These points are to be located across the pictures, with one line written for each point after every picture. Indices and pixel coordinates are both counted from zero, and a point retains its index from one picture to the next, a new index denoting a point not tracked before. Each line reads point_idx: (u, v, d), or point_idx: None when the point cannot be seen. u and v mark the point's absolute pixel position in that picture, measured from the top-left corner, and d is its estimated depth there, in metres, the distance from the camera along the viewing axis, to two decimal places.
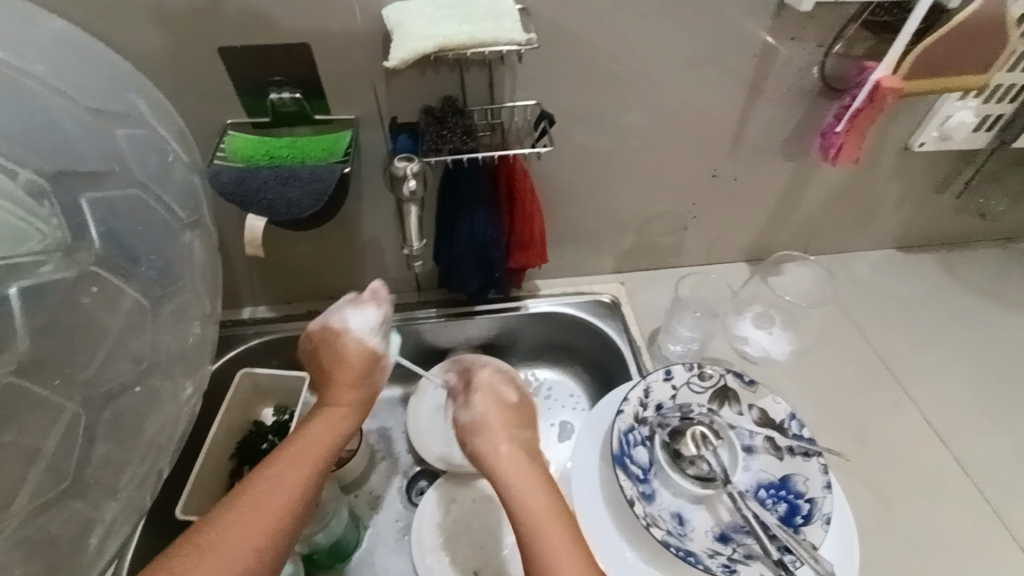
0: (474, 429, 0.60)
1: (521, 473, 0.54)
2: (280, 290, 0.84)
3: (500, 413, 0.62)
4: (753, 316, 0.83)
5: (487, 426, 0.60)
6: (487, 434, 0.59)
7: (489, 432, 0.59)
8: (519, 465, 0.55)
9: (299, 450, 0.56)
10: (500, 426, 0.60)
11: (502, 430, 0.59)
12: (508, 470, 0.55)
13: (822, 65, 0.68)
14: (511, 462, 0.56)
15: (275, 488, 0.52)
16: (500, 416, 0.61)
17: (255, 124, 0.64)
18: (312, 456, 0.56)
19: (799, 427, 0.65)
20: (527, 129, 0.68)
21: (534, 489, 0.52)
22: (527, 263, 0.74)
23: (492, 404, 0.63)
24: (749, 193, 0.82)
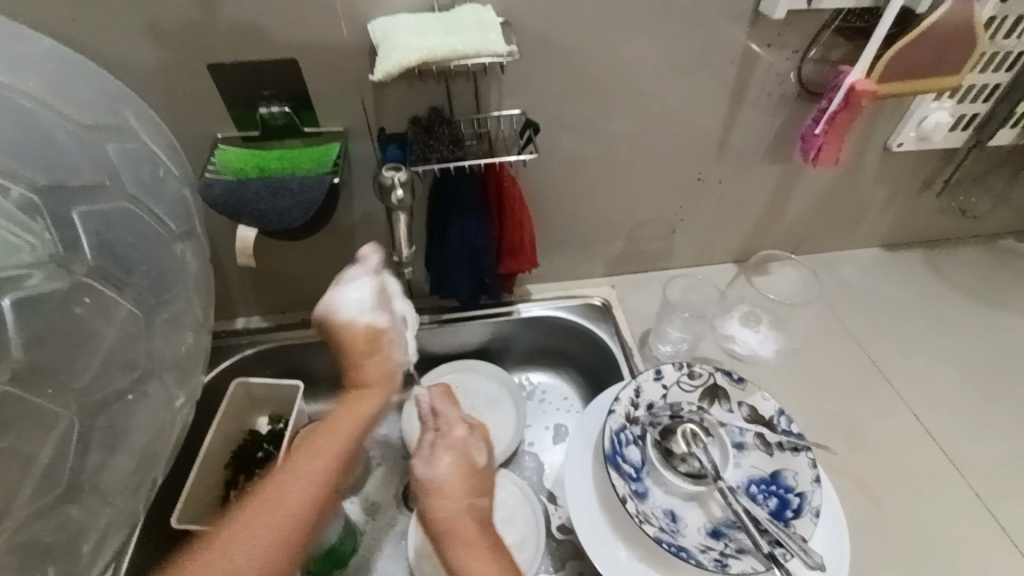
0: (432, 494, 0.57)
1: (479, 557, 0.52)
2: (274, 299, 0.85)
3: (461, 480, 0.58)
4: (740, 315, 0.85)
5: (446, 496, 0.57)
6: (444, 500, 0.57)
7: (444, 496, 0.57)
8: (470, 545, 0.53)
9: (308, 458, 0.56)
10: (456, 493, 0.57)
11: (459, 498, 0.57)
12: (463, 546, 0.53)
13: (799, 70, 0.70)
14: (461, 534, 0.54)
15: (288, 499, 0.53)
16: (461, 480, 0.58)
17: (245, 137, 0.65)
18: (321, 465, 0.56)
19: (787, 423, 0.66)
20: (513, 137, 0.70)
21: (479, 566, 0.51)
22: (517, 268, 0.75)
23: (456, 465, 0.59)
24: (735, 195, 0.84)
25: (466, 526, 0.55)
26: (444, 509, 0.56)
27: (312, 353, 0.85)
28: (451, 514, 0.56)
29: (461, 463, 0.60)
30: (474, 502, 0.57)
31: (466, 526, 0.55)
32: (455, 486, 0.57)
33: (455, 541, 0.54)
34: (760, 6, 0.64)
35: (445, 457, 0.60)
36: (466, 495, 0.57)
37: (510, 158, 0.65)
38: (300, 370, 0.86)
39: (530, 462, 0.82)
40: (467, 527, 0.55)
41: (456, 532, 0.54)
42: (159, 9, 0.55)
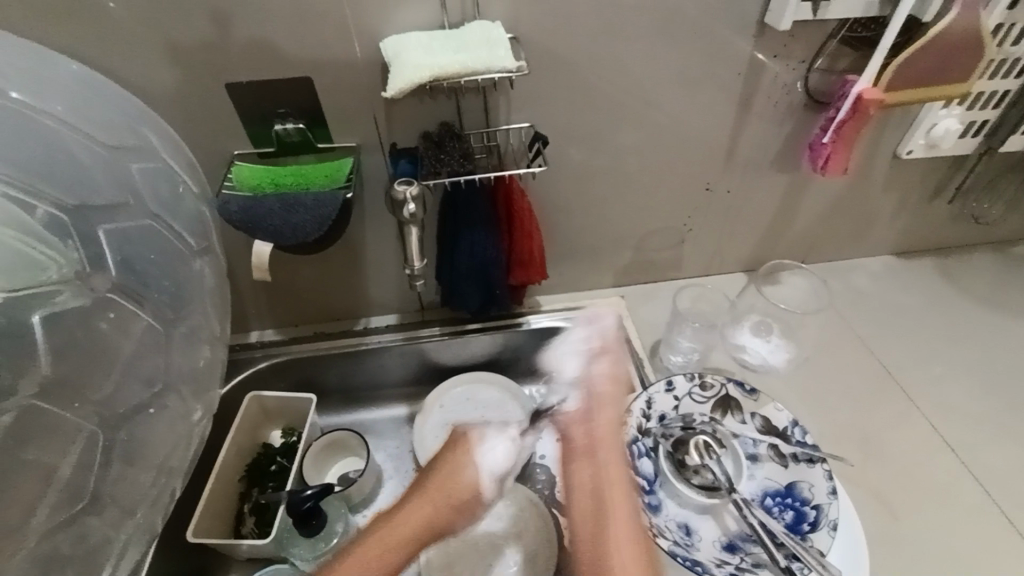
0: (574, 436, 0.55)
1: (629, 536, 0.50)
2: (288, 313, 0.86)
3: (615, 415, 0.56)
4: (750, 324, 0.82)
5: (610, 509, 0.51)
6: (596, 427, 0.55)
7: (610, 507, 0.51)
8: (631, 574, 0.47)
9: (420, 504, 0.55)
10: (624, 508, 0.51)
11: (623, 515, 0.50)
12: (614, 493, 0.51)
13: (806, 79, 0.70)
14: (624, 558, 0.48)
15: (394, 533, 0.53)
16: (615, 416, 0.56)
17: (261, 154, 0.66)
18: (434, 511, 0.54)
19: (802, 434, 0.66)
20: (522, 150, 0.70)
21: None
22: (527, 279, 0.76)
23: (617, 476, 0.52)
24: (744, 205, 0.84)
25: (618, 475, 0.52)
26: (597, 433, 0.54)
27: (324, 366, 0.86)
28: (609, 449, 0.53)
29: (615, 396, 0.58)
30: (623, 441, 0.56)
31: (618, 475, 0.52)
32: (608, 441, 0.54)
33: (606, 478, 0.52)
34: (764, 18, 0.64)
35: (605, 385, 0.58)
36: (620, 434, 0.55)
37: (520, 171, 0.65)
38: (312, 383, 0.87)
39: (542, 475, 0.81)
40: (618, 468, 0.53)
41: (610, 474, 0.52)
42: (179, 33, 0.57)
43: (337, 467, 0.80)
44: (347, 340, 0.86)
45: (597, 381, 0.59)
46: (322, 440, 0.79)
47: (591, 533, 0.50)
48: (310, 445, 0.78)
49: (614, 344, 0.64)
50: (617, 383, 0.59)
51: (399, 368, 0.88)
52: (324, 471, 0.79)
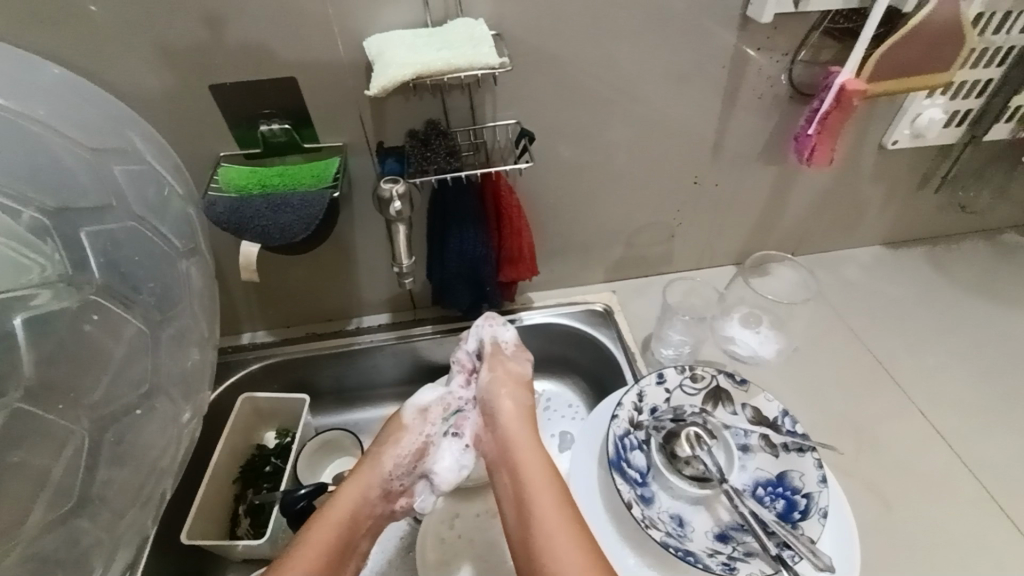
0: (497, 420, 0.68)
1: (552, 510, 0.57)
2: (279, 314, 0.86)
3: (521, 419, 0.68)
4: (740, 318, 0.83)
5: (529, 470, 0.62)
6: (509, 434, 0.66)
7: (525, 467, 0.62)
8: (560, 517, 0.56)
9: (326, 517, 0.62)
10: (541, 471, 0.61)
11: (542, 475, 0.61)
12: (531, 482, 0.60)
13: (790, 72, 0.70)
14: (544, 504, 0.58)
15: (315, 535, 0.60)
16: (520, 421, 0.67)
17: (247, 155, 0.66)
18: (342, 516, 0.62)
19: (792, 423, 0.66)
20: (509, 147, 0.71)
21: (562, 527, 0.56)
22: (517, 276, 0.76)
23: (532, 451, 0.64)
24: (731, 198, 0.85)
25: (533, 467, 0.62)
26: (509, 441, 0.65)
27: (316, 366, 0.86)
28: (522, 450, 0.64)
29: (524, 405, 0.69)
30: (537, 440, 0.66)
31: (535, 466, 0.62)
32: (522, 424, 0.67)
33: (521, 473, 0.62)
34: (747, 11, 0.65)
35: (510, 394, 0.70)
36: (535, 439, 0.66)
37: (507, 167, 0.66)
38: (306, 384, 0.87)
39: None
40: (533, 461, 0.63)
41: (524, 471, 0.62)
42: (163, 34, 0.57)
43: (331, 468, 0.82)
44: (339, 340, 0.86)
45: (495, 392, 0.70)
46: (316, 440, 0.79)
47: (518, 522, 0.59)
48: (303, 446, 0.79)
49: (520, 352, 0.75)
50: (517, 390, 0.70)
51: (392, 367, 0.88)
52: (319, 471, 0.80)
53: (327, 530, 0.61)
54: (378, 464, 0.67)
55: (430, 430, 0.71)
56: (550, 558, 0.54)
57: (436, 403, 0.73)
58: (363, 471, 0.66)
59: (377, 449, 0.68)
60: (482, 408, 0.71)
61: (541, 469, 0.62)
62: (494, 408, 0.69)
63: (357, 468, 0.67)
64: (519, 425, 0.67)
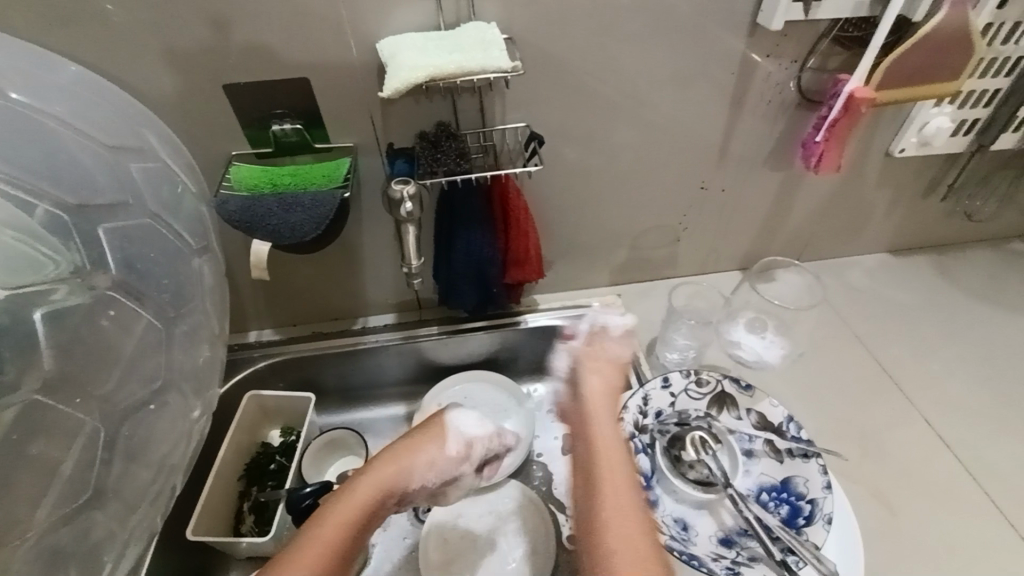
0: (581, 385, 0.61)
1: (618, 497, 0.52)
2: (286, 313, 0.87)
3: (606, 391, 0.60)
4: (744, 321, 0.81)
5: (602, 451, 0.55)
6: (588, 405, 0.59)
7: (599, 446, 0.56)
8: (623, 509, 0.51)
9: (335, 520, 0.56)
10: (616, 454, 0.55)
11: (617, 458, 0.55)
12: (601, 462, 0.54)
13: (798, 79, 0.71)
14: (613, 491, 0.52)
15: (320, 539, 0.55)
16: (604, 394, 0.60)
17: (258, 154, 0.67)
18: (352, 517, 0.57)
19: (797, 429, 0.65)
20: (518, 150, 0.71)
21: (622, 520, 0.50)
22: (524, 278, 0.76)
23: (608, 431, 0.57)
24: (736, 203, 0.85)
25: (607, 446, 0.56)
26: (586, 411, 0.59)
27: (323, 364, 0.87)
28: (599, 426, 0.57)
29: (612, 379, 0.61)
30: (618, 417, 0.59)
31: (609, 446, 0.56)
32: (606, 396, 0.60)
33: (593, 449, 0.56)
34: (756, 18, 0.65)
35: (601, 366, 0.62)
36: (615, 415, 0.59)
37: (517, 169, 0.66)
38: (312, 382, 0.88)
39: (539, 471, 0.86)
40: (609, 438, 0.56)
41: (597, 447, 0.56)
42: (178, 35, 0.57)
43: (336, 466, 0.82)
44: (346, 339, 0.87)
45: (583, 365, 0.62)
46: (321, 439, 0.80)
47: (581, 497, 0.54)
48: (308, 445, 0.80)
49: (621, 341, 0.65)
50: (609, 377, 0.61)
51: (397, 366, 0.89)
52: (323, 468, 0.81)
53: (334, 533, 0.55)
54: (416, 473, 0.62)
55: (466, 468, 0.66)
56: (607, 549, 0.49)
57: (480, 438, 0.68)
58: (386, 467, 0.61)
59: (413, 446, 0.64)
60: (568, 375, 0.64)
61: (616, 451, 0.56)
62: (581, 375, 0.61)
63: (376, 464, 0.61)
64: (605, 401, 0.59)
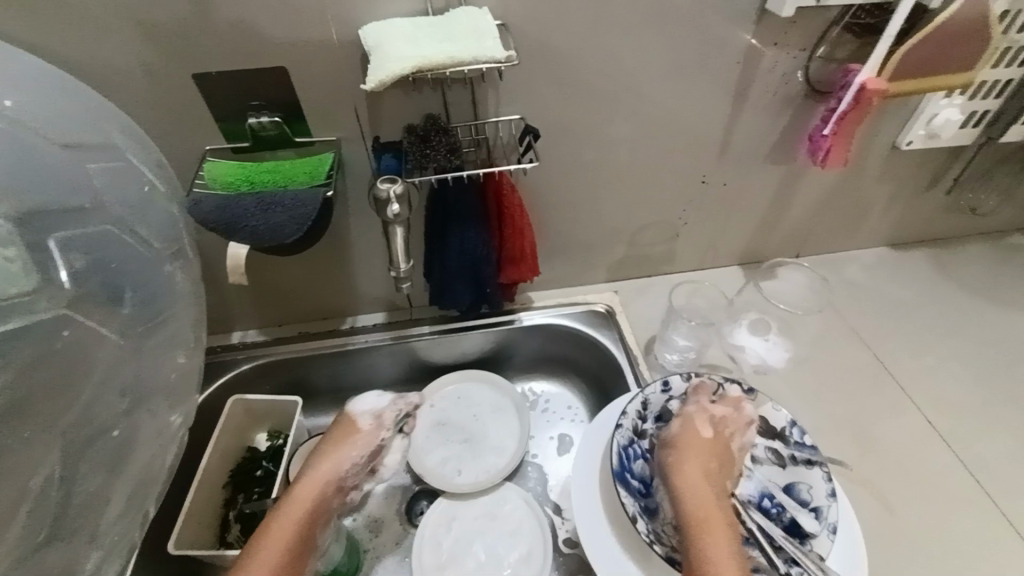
0: (682, 448, 0.61)
1: None
2: (271, 313, 0.83)
3: (707, 459, 0.60)
4: (747, 323, 0.82)
5: (714, 531, 0.55)
6: (691, 470, 0.59)
7: (711, 524, 0.55)
8: None
9: (284, 513, 0.63)
10: (724, 534, 0.55)
11: (724, 538, 0.54)
12: (713, 542, 0.54)
13: (806, 68, 0.67)
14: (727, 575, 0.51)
15: (275, 529, 0.61)
16: (706, 463, 0.60)
17: (235, 149, 0.62)
18: (298, 509, 0.63)
19: (800, 435, 0.63)
20: (513, 144, 0.68)
21: None
22: (519, 277, 0.73)
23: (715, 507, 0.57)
24: (737, 198, 0.82)
25: (715, 522, 0.55)
26: (688, 479, 0.58)
27: (311, 366, 0.84)
28: (703, 498, 0.57)
29: (715, 447, 0.61)
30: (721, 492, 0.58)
31: (717, 522, 0.55)
32: (708, 464, 0.60)
33: (705, 524, 0.55)
34: (765, 4, 0.61)
35: (704, 430, 0.62)
36: (720, 490, 0.58)
37: (511, 166, 0.63)
38: (299, 384, 0.85)
39: (534, 471, 0.84)
40: (716, 515, 0.56)
41: (705, 522, 0.55)
42: (143, 20, 0.53)
43: None
44: (334, 339, 0.84)
45: (690, 429, 0.62)
46: (307, 445, 0.80)
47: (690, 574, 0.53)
48: (297, 450, 0.79)
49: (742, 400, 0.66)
50: (716, 442, 0.62)
51: (388, 366, 0.86)
52: None
53: (288, 525, 0.62)
54: (341, 457, 0.68)
55: (386, 434, 0.72)
56: None
57: (390, 408, 0.73)
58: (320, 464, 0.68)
59: (336, 440, 0.70)
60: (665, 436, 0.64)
61: (721, 531, 0.55)
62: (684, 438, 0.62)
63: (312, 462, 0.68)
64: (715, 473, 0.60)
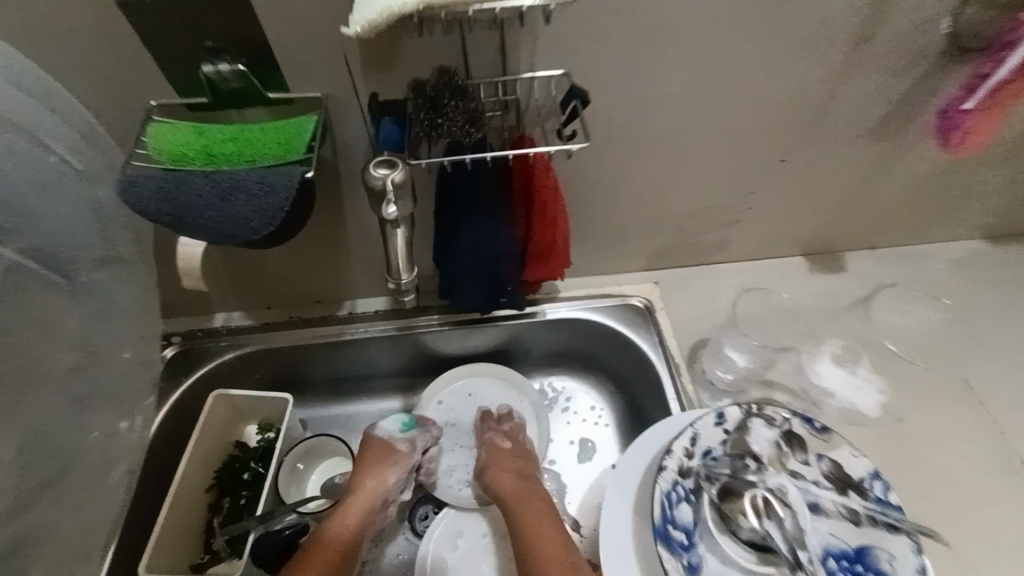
0: (493, 460, 0.68)
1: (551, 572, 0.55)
2: (256, 295, 0.72)
3: (518, 471, 0.66)
4: (831, 351, 0.69)
5: (544, 527, 0.60)
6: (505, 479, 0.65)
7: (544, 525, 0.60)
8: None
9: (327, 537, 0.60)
10: (549, 531, 0.59)
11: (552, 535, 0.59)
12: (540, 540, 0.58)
13: (955, 19, 0.52)
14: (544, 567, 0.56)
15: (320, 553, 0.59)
16: (521, 475, 0.66)
17: (189, 106, 0.48)
18: (344, 533, 0.61)
19: (883, 490, 0.51)
20: (551, 107, 0.52)
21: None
22: (546, 276, 0.60)
23: (529, 510, 0.62)
24: (818, 178, 0.67)
25: (540, 524, 0.60)
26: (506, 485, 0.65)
27: (301, 356, 0.73)
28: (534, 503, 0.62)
29: (522, 456, 0.68)
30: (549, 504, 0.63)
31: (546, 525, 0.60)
32: (520, 478, 0.65)
33: (535, 525, 0.60)
34: None
35: (505, 438, 0.70)
36: (540, 495, 0.64)
37: (550, 149, 0.48)
38: (291, 374, 0.75)
39: (551, 481, 0.73)
40: (542, 518, 0.61)
41: (530, 523, 0.60)
42: None
43: (318, 475, 0.71)
44: (329, 327, 0.73)
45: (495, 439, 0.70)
46: (299, 447, 0.69)
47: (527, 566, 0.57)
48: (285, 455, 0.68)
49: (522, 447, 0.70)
50: (512, 450, 0.69)
51: (390, 358, 0.76)
52: (304, 479, 0.70)
53: (332, 550, 0.59)
54: (379, 480, 0.66)
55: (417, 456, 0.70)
56: None
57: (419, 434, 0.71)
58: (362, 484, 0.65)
59: (373, 460, 0.68)
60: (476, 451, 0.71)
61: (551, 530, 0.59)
62: (492, 449, 0.69)
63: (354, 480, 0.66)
64: (495, 477, 0.66)
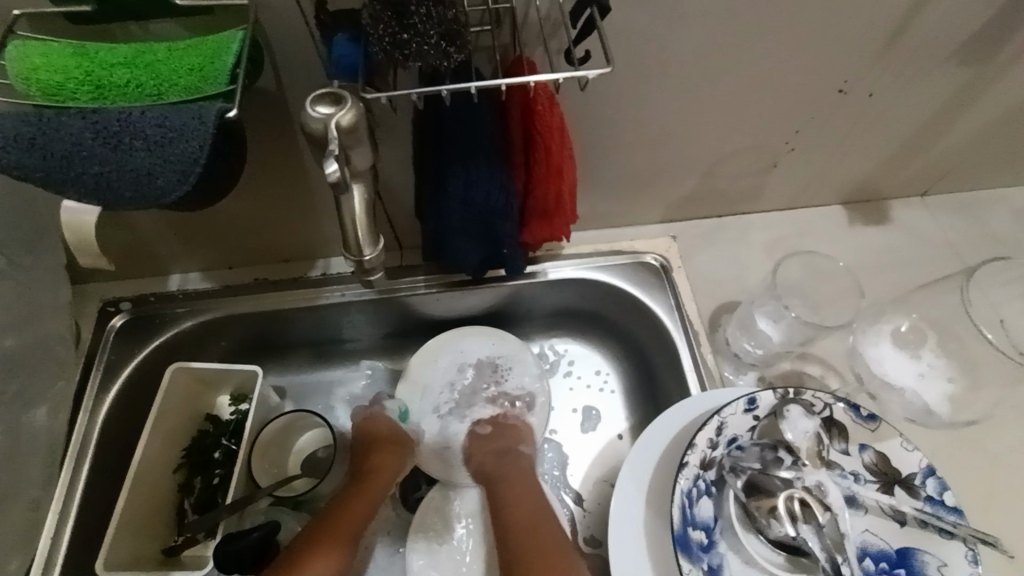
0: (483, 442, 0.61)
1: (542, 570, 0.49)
2: (213, 253, 0.63)
3: (509, 454, 0.60)
4: (893, 329, 0.56)
5: (535, 519, 0.54)
6: (495, 463, 0.59)
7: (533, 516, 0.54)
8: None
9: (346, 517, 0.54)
10: (541, 524, 0.54)
11: (544, 530, 0.53)
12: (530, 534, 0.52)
13: None
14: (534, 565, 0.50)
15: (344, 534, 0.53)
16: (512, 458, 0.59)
17: (69, 16, 0.37)
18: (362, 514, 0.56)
19: (938, 489, 0.44)
20: (556, 18, 0.41)
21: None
22: (550, 236, 0.51)
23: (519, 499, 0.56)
24: (878, 113, 0.55)
25: (530, 515, 0.54)
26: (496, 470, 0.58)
27: (272, 323, 0.65)
28: (524, 490, 0.56)
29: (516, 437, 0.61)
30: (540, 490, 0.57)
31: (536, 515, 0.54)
32: (511, 462, 0.59)
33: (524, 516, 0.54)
34: None
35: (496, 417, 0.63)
36: (531, 483, 0.58)
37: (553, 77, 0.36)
38: (262, 343, 0.66)
39: (551, 452, 0.65)
40: (533, 508, 0.55)
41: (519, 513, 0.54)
42: None
43: (298, 452, 0.63)
44: (300, 290, 0.64)
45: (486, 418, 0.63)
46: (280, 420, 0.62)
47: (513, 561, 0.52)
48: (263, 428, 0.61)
49: (511, 427, 0.62)
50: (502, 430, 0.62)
51: (373, 323, 0.67)
52: (282, 458, 0.63)
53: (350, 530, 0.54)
54: (396, 462, 0.60)
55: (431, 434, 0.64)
56: None
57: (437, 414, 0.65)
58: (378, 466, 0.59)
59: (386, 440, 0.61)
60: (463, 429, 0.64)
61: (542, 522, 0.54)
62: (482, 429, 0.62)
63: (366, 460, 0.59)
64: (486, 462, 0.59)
